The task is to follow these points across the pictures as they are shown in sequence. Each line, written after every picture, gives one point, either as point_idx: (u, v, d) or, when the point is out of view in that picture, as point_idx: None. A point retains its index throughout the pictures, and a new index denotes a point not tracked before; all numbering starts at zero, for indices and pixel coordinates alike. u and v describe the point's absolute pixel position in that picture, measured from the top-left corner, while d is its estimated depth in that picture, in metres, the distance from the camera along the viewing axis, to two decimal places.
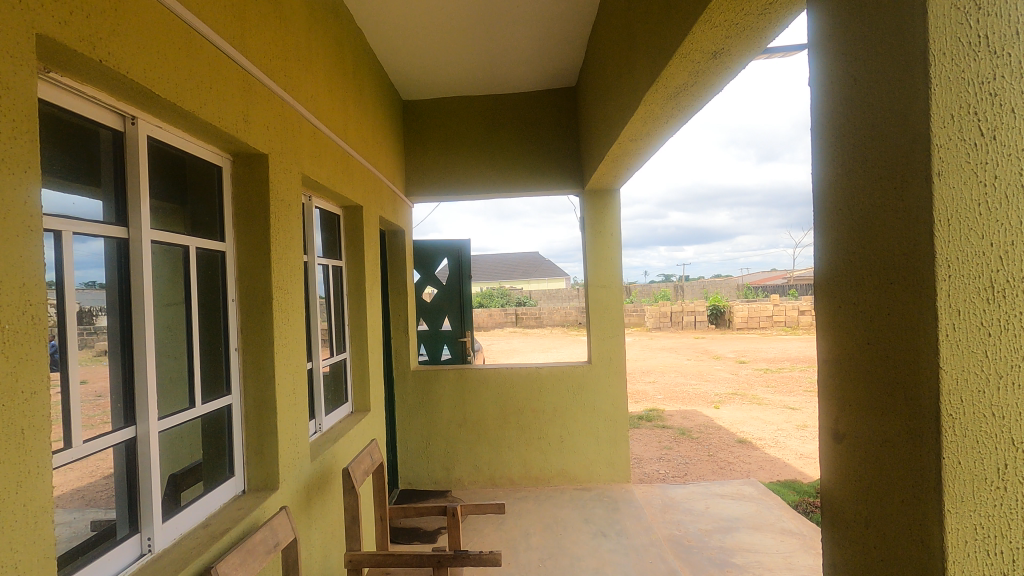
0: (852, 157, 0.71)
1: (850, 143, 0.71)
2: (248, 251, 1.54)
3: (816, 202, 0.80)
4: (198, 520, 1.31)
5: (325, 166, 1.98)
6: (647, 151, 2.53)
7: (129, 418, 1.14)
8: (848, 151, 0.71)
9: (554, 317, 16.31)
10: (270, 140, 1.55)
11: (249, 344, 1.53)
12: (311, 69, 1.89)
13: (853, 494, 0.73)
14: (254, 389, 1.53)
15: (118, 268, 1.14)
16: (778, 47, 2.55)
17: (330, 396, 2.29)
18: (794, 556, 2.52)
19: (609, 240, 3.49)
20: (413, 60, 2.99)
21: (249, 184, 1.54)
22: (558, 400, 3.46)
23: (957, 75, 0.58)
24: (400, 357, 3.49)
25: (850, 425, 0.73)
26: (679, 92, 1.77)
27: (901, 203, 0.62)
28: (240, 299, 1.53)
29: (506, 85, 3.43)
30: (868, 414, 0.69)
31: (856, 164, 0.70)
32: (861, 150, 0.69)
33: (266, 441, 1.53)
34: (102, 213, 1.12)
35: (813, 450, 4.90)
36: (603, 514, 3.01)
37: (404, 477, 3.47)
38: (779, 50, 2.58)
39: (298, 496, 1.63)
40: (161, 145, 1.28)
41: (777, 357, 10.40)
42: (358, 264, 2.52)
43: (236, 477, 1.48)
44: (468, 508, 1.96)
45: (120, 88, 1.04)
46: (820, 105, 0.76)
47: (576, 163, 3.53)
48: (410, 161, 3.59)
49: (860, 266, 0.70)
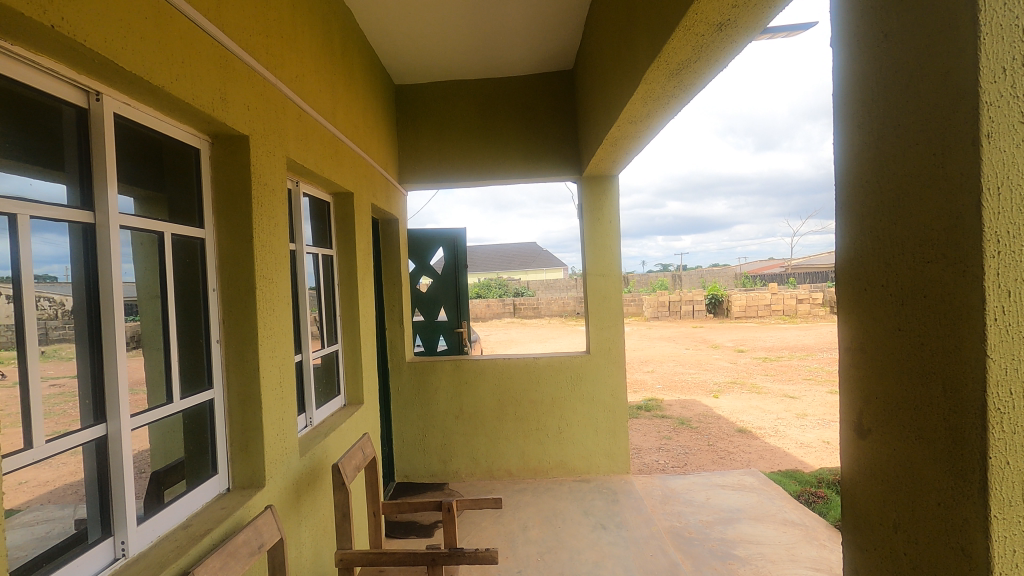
0: (886, 123, 0.63)
1: (886, 108, 0.63)
2: (229, 238, 1.46)
3: (840, 174, 0.73)
4: (178, 521, 1.24)
5: (311, 149, 1.90)
6: (647, 135, 2.45)
7: (99, 416, 1.07)
8: (884, 117, 0.64)
9: (553, 307, 16.27)
10: (252, 121, 1.47)
11: (232, 336, 1.46)
12: (295, 47, 1.80)
13: (880, 496, 0.67)
14: (238, 382, 1.46)
15: (84, 256, 1.06)
16: (781, 27, 2.47)
17: (320, 389, 2.23)
18: (797, 547, 2.47)
19: (608, 228, 3.41)
20: (405, 40, 2.89)
21: (229, 167, 1.45)
22: (556, 391, 3.40)
23: (1010, 23, 0.50)
24: (395, 348, 3.42)
25: (876, 419, 0.67)
26: (682, 69, 1.69)
27: (942, 173, 0.55)
28: (222, 288, 1.46)
29: (501, 68, 3.33)
30: (898, 407, 0.63)
31: (891, 131, 0.63)
32: (899, 115, 0.61)
33: (252, 437, 1.46)
34: (66, 197, 1.03)
35: (813, 438, 4.87)
36: (603, 506, 2.96)
37: (401, 470, 3.42)
38: (783, 29, 2.49)
39: (286, 494, 1.57)
40: (132, 124, 1.20)
41: (775, 346, 10.38)
42: (350, 254, 2.44)
43: (220, 475, 1.42)
44: (465, 503, 1.90)
45: (80, 60, 0.96)
46: (851, 68, 0.69)
47: (573, 148, 3.44)
48: (403, 147, 3.50)
49: (889, 245, 0.64)
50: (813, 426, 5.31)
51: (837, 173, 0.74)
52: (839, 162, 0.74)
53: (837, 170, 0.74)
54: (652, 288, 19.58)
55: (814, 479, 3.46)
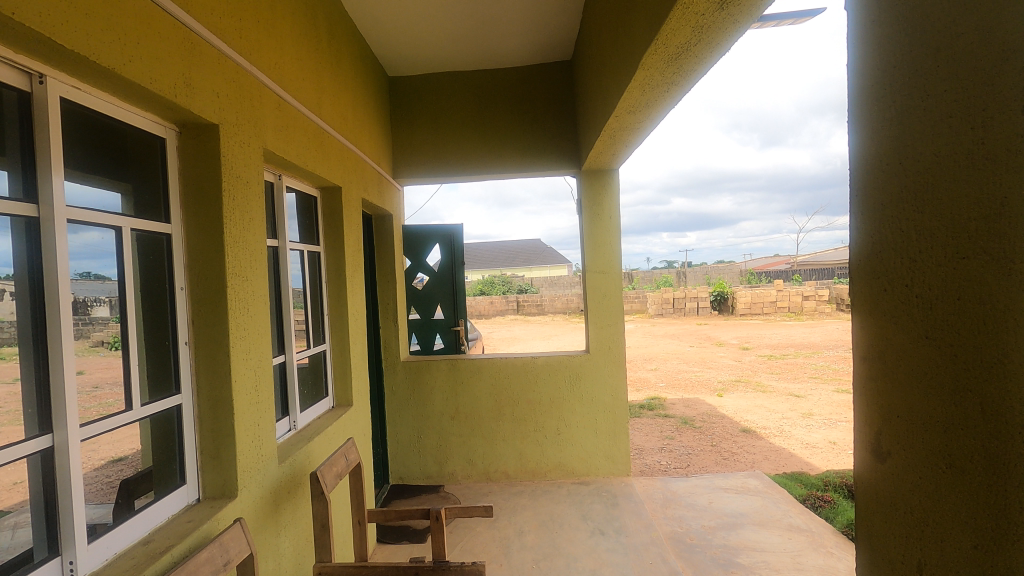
0: (917, 96, 0.54)
1: (918, 80, 0.54)
2: (199, 233, 1.37)
3: (861, 154, 0.64)
4: (139, 536, 1.16)
5: (293, 140, 1.82)
6: (646, 127, 2.35)
7: (45, 425, 0.98)
8: (915, 90, 0.55)
9: (556, 304, 16.18)
10: (224, 109, 1.39)
11: (201, 338, 1.38)
12: (275, 33, 1.71)
13: (904, 530, 0.58)
14: (208, 386, 1.38)
15: (28, 252, 0.98)
16: (773, 15, 2.37)
17: (306, 390, 2.15)
18: (803, 555, 2.38)
19: (608, 223, 3.31)
20: (397, 29, 2.79)
21: (198, 158, 1.37)
22: (555, 391, 3.31)
23: None
24: (389, 347, 3.35)
25: (899, 440, 0.58)
26: (682, 52, 1.59)
27: (986, 151, 0.47)
28: (191, 287, 1.37)
29: (497, 58, 3.23)
30: (926, 427, 0.55)
31: (924, 106, 0.53)
32: (935, 86, 0.52)
33: (223, 444, 1.38)
34: (6, 187, 0.95)
35: (819, 439, 4.76)
36: (602, 511, 2.88)
37: (395, 471, 3.34)
38: (774, 18, 2.39)
39: (263, 503, 1.49)
40: (87, 111, 1.12)
41: (781, 344, 10.25)
42: (338, 250, 2.35)
43: (189, 485, 1.34)
44: (454, 511, 1.82)
45: (21, 38, 0.88)
46: (879, 33, 0.59)
47: (572, 141, 3.35)
48: (398, 140, 3.41)
49: (916, 240, 0.55)
50: (820, 426, 5.20)
51: (857, 154, 0.65)
52: (859, 142, 0.64)
53: (857, 150, 0.65)
54: (657, 284, 19.43)
55: (820, 482, 3.36)
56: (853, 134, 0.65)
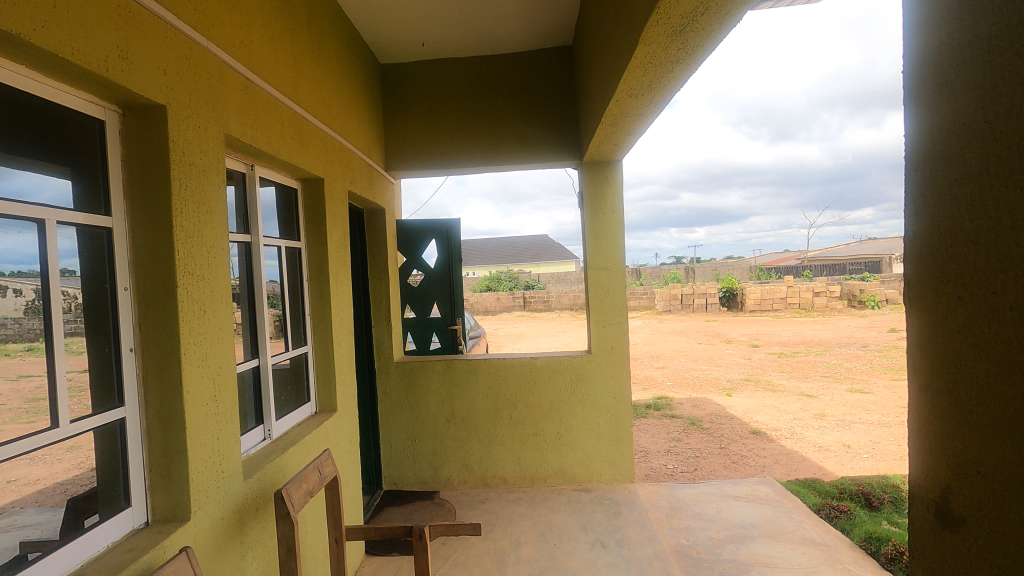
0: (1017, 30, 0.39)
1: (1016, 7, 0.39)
2: (146, 228, 1.23)
3: (935, 113, 0.48)
4: (68, 568, 1.03)
5: (261, 126, 1.67)
6: (649, 113, 2.18)
7: None
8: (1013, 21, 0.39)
9: (563, 300, 16.04)
10: (173, 88, 1.25)
11: (149, 344, 1.23)
12: (241, 8, 1.57)
13: None
14: (158, 398, 1.24)
15: None
16: None
17: (284, 396, 2.01)
18: (819, 572, 2.22)
19: (610, 217, 3.14)
20: (386, 12, 2.64)
21: (144, 143, 1.23)
22: (555, 393, 3.16)
23: None
24: (382, 348, 3.20)
25: (975, 500, 0.44)
26: (688, 23, 1.42)
27: None
28: (137, 287, 1.23)
29: (494, 44, 3.08)
30: (1016, 489, 0.40)
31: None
32: None
33: (175, 462, 1.24)
34: None
35: (833, 442, 4.58)
36: (603, 520, 2.73)
37: (388, 477, 3.21)
38: None
39: (223, 525, 1.35)
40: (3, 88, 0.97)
41: (791, 342, 10.03)
42: (320, 246, 2.21)
43: (134, 508, 1.21)
44: (439, 529, 1.67)
45: None
46: None
47: (572, 130, 3.18)
48: (390, 131, 3.27)
49: (1008, 232, 0.40)
50: (833, 427, 5.02)
51: (927, 115, 0.49)
52: (930, 98, 0.49)
53: (927, 108, 0.49)
54: (665, 280, 19.18)
55: (835, 490, 3.19)
56: (923, 88, 0.50)
